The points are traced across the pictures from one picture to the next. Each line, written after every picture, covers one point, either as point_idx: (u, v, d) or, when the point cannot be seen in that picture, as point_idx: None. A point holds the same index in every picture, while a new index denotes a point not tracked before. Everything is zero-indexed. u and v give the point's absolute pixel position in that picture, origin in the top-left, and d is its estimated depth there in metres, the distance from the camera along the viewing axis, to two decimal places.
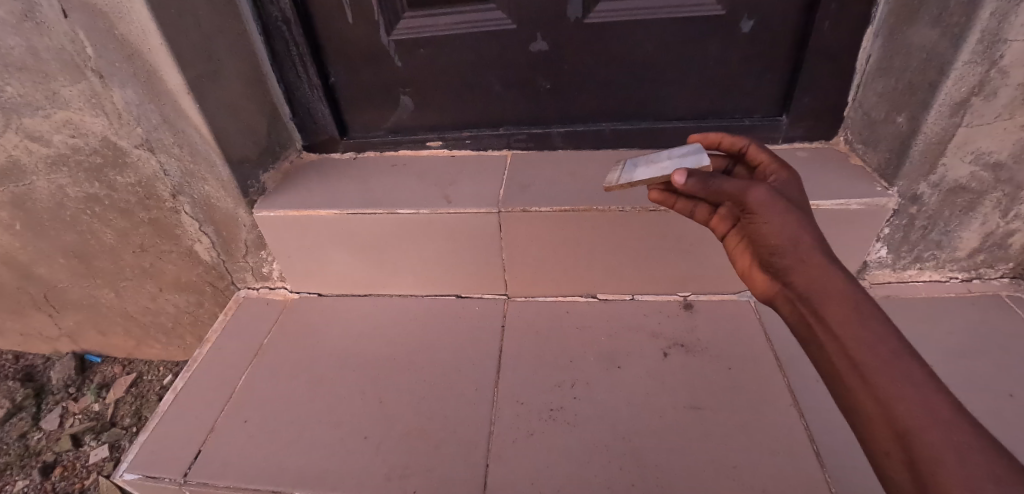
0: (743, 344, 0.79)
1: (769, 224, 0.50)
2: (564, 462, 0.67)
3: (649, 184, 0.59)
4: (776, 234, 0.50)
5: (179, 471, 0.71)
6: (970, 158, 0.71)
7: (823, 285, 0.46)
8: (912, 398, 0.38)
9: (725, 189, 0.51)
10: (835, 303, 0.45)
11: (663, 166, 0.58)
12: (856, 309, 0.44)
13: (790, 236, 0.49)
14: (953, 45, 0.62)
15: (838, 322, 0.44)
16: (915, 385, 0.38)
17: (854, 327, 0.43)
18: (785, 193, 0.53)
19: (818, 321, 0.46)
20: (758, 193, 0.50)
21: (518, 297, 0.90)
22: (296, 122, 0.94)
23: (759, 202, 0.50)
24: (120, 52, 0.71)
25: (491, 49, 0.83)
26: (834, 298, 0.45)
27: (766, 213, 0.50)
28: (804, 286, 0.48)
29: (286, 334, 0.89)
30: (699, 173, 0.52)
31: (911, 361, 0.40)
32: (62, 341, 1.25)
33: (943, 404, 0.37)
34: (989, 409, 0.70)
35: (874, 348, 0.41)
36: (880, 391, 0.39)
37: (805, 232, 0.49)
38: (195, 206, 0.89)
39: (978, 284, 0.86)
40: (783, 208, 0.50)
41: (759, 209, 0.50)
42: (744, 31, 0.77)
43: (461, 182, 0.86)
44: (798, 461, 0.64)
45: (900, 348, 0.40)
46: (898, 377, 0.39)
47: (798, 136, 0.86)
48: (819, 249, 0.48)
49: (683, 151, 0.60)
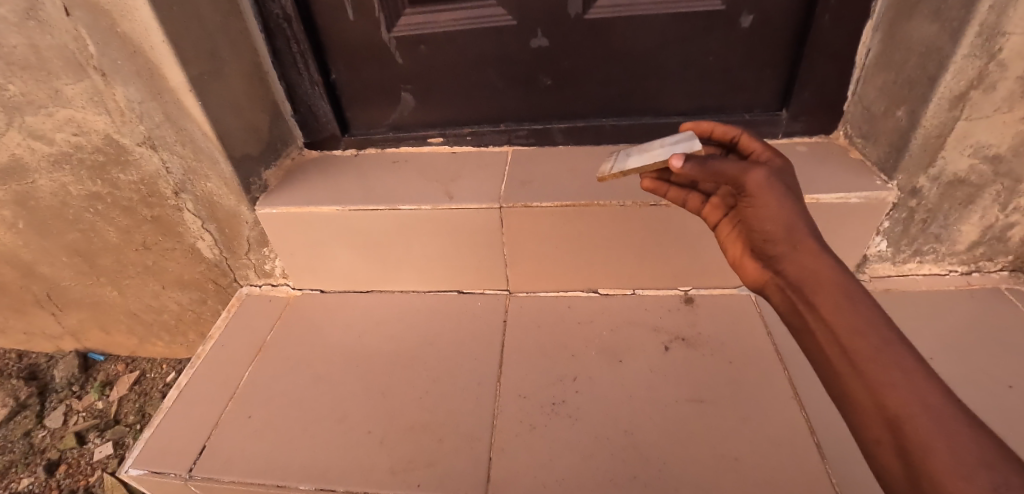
0: (743, 338, 0.80)
1: (767, 209, 0.51)
2: (566, 455, 0.67)
3: (641, 171, 0.59)
4: (771, 220, 0.51)
5: (184, 466, 0.72)
6: (969, 151, 0.71)
7: (815, 272, 0.47)
8: (903, 387, 0.38)
9: (725, 171, 0.51)
10: (827, 291, 0.45)
11: (655, 154, 0.59)
12: (847, 297, 0.44)
13: (785, 223, 0.50)
14: (952, 38, 0.63)
15: (829, 309, 0.44)
16: (904, 372, 0.38)
17: (846, 315, 0.43)
18: (784, 178, 0.53)
19: (809, 308, 0.46)
20: (755, 177, 0.51)
21: (520, 292, 0.91)
22: (297, 120, 0.95)
23: (758, 186, 0.51)
24: (123, 50, 0.71)
25: (491, 46, 0.84)
26: (826, 285, 0.46)
27: (763, 197, 0.51)
28: (797, 274, 0.49)
29: (289, 330, 0.90)
30: (697, 157, 0.51)
31: (902, 349, 0.40)
32: (65, 340, 1.25)
33: (933, 391, 0.37)
34: (988, 401, 0.70)
35: (864, 336, 0.41)
36: (871, 379, 0.39)
37: (801, 219, 0.50)
38: (197, 204, 0.89)
39: (978, 277, 0.87)
40: (781, 193, 0.50)
41: (757, 193, 0.51)
42: (744, 26, 0.78)
43: (462, 178, 0.87)
44: (799, 453, 0.65)
45: (890, 335, 0.41)
46: (888, 366, 0.39)
47: (798, 131, 0.87)
48: (813, 237, 0.49)
49: (676, 139, 0.61)
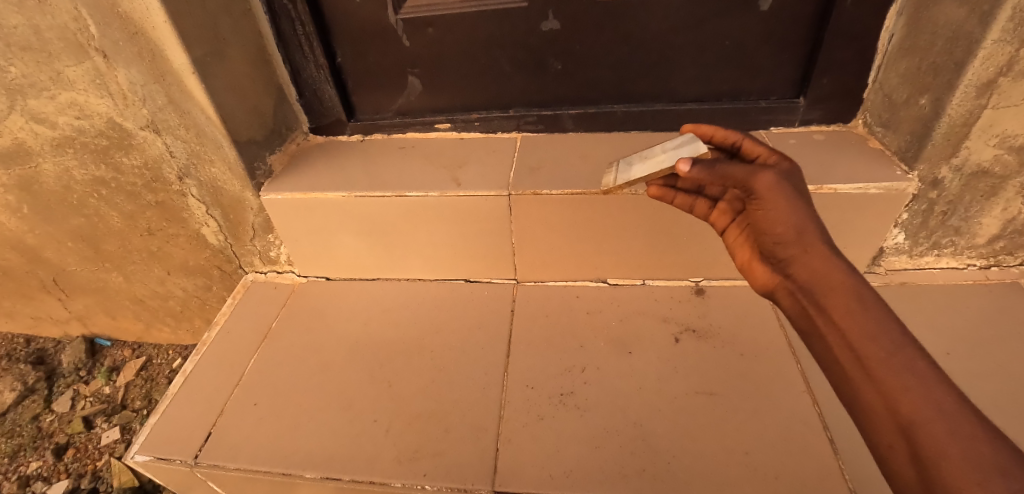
0: (755, 330, 0.79)
1: (777, 211, 0.50)
2: (575, 446, 0.66)
3: (647, 179, 0.61)
4: (781, 222, 0.50)
5: (189, 452, 0.72)
6: (995, 142, 0.68)
7: (826, 275, 0.45)
8: (916, 391, 0.36)
9: (733, 174, 0.51)
10: (838, 294, 0.44)
11: (658, 161, 0.60)
12: (859, 300, 0.43)
13: (795, 225, 0.48)
14: (982, 22, 0.60)
15: (841, 313, 0.43)
16: (917, 376, 0.37)
17: (857, 319, 0.42)
18: (796, 180, 0.52)
19: (819, 313, 0.45)
20: (764, 178, 0.50)
21: (527, 281, 0.89)
22: (302, 104, 0.93)
23: (766, 187, 0.50)
24: (124, 31, 0.69)
25: (501, 28, 0.81)
26: (836, 288, 0.44)
27: (771, 199, 0.50)
28: (808, 277, 0.47)
29: (295, 317, 0.89)
30: (704, 161, 0.52)
31: (915, 353, 0.38)
32: (73, 325, 1.25)
33: (947, 396, 0.36)
34: (1005, 397, 0.69)
35: (876, 340, 0.40)
36: (882, 384, 0.38)
37: (810, 220, 0.48)
38: (201, 189, 0.88)
39: (996, 272, 0.85)
40: (790, 195, 0.49)
41: (766, 194, 0.50)
42: (762, 10, 0.75)
43: (470, 164, 0.85)
44: (811, 448, 0.64)
45: (901, 338, 0.39)
46: (900, 369, 0.38)
47: (816, 119, 0.84)
48: (823, 239, 0.47)
49: (677, 143, 0.61)
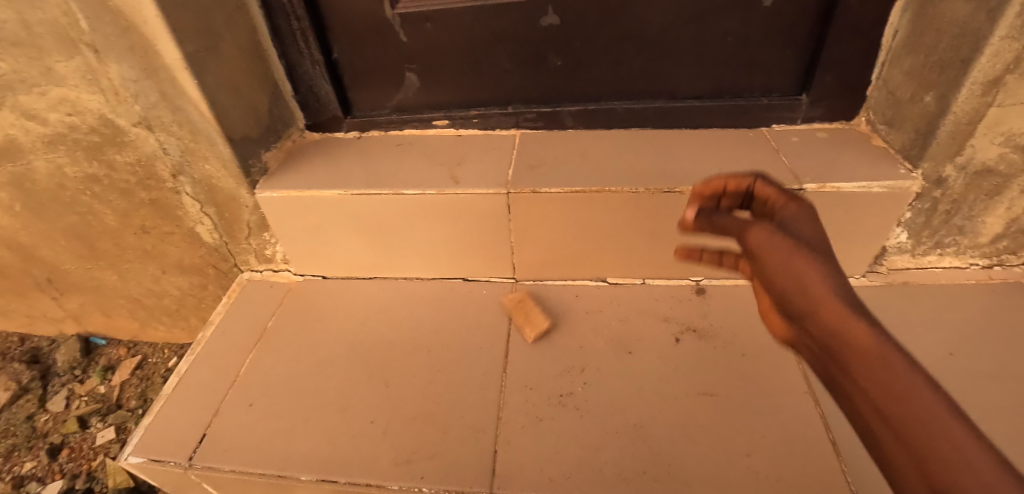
0: (757, 330, 0.78)
1: (775, 262, 0.43)
2: (574, 448, 0.66)
3: None
4: (784, 273, 0.43)
5: (184, 454, 0.71)
6: (999, 140, 0.68)
7: (837, 328, 0.37)
8: (960, 465, 0.28)
9: (727, 226, 0.51)
10: (853, 351, 0.35)
11: None
12: (882, 356, 0.34)
13: (800, 275, 0.41)
14: (989, 18, 0.59)
15: (860, 374, 0.34)
16: (960, 448, 0.28)
17: (878, 377, 0.33)
18: (803, 225, 0.45)
19: (841, 376, 0.36)
20: (757, 233, 0.46)
21: (526, 280, 0.88)
22: (298, 101, 0.92)
23: (755, 239, 0.46)
24: (115, 26, 0.68)
25: (499, 23, 0.80)
26: (852, 343, 0.36)
27: (768, 251, 0.44)
28: (815, 332, 0.39)
29: (291, 316, 0.88)
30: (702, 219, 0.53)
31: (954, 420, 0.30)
32: (67, 323, 1.24)
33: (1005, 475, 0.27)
34: (1009, 398, 0.68)
35: (903, 400, 0.32)
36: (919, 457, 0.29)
37: (815, 269, 0.41)
38: (196, 186, 0.87)
39: (999, 271, 0.84)
40: (787, 244, 0.44)
41: (761, 249, 0.45)
42: (765, 5, 0.74)
43: (469, 162, 0.84)
44: (813, 450, 0.63)
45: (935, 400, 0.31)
46: (936, 437, 0.29)
47: (818, 117, 0.83)
48: (831, 287, 0.40)
49: None
